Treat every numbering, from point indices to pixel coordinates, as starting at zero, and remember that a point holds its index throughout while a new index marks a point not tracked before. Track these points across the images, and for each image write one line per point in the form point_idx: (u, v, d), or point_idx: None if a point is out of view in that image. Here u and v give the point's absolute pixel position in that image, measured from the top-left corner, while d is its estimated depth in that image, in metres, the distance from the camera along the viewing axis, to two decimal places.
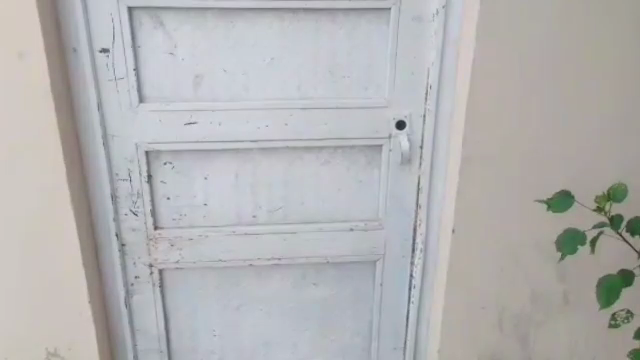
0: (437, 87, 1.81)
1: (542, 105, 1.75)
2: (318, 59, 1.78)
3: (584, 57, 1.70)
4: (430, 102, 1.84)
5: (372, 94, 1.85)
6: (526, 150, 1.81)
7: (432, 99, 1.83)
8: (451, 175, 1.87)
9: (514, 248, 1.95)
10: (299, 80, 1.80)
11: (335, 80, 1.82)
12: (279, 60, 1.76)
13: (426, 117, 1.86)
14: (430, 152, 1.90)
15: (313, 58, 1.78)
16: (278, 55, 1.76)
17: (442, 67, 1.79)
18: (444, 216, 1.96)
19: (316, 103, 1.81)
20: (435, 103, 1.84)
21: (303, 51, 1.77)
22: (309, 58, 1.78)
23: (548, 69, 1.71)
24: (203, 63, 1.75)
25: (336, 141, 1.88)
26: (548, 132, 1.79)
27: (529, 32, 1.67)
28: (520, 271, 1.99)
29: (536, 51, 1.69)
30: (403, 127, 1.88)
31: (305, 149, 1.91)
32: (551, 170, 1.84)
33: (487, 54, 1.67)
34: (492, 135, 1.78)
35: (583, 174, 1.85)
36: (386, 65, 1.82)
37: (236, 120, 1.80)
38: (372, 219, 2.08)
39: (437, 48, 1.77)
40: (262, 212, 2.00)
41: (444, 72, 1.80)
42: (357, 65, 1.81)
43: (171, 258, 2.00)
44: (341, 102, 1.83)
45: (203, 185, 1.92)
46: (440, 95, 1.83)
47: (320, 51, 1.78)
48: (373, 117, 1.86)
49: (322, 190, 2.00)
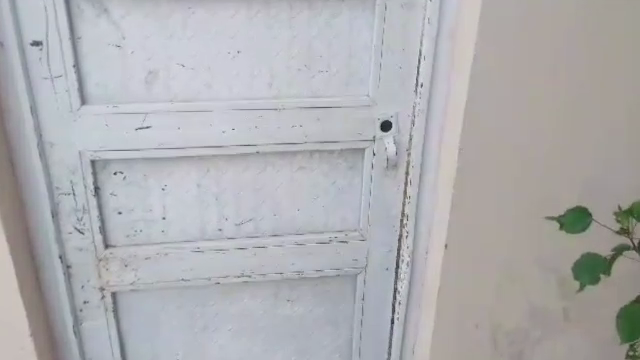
0: (429, 83, 1.58)
1: (550, 106, 1.52)
2: (293, 52, 1.52)
3: (601, 54, 1.47)
4: (421, 101, 1.60)
5: (354, 92, 1.61)
6: (530, 157, 1.58)
7: (423, 98, 1.59)
8: (444, 183, 1.65)
9: (511, 264, 1.75)
10: (270, 76, 1.54)
11: (311, 75, 1.56)
12: (246, 54, 1.50)
13: (417, 118, 1.63)
14: (419, 156, 1.68)
15: (286, 50, 1.52)
16: (245, 47, 1.50)
17: (435, 62, 1.55)
18: (435, 228, 1.75)
19: (290, 103, 1.56)
20: (427, 103, 1.60)
21: (275, 44, 1.51)
22: (281, 51, 1.52)
23: (561, 67, 1.48)
24: (156, 58, 1.47)
25: (313, 146, 1.63)
26: (556, 136, 1.56)
27: (540, 23, 1.42)
28: (518, 287, 1.80)
29: (548, 46, 1.45)
30: (389, 128, 1.65)
31: (278, 155, 1.66)
32: (559, 179, 1.62)
33: (491, 48, 1.43)
34: (493, 140, 1.55)
35: (593, 184, 1.63)
36: (371, 59, 1.57)
37: (196, 124, 1.53)
38: (352, 230, 1.86)
39: (430, 38, 1.53)
40: (228, 225, 1.75)
41: (437, 67, 1.56)
42: (338, 58, 1.56)
43: (126, 279, 1.75)
44: (318, 101, 1.58)
45: (160, 197, 1.65)
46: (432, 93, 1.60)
47: (295, 42, 1.52)
48: (356, 118, 1.62)
49: (298, 199, 1.76)
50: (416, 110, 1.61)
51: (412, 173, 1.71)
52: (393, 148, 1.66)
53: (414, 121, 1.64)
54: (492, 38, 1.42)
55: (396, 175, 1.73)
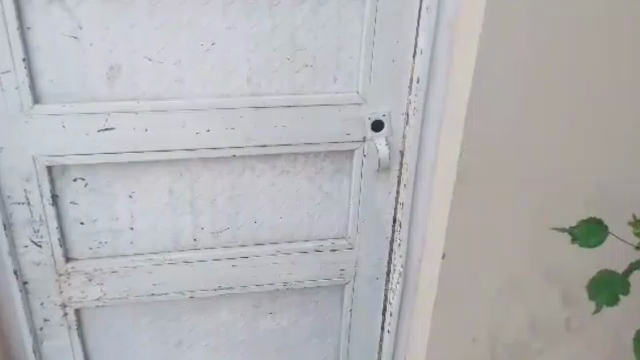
0: (426, 80, 1.42)
1: (566, 106, 1.33)
2: (274, 44, 1.36)
3: (626, 54, 1.28)
4: (417, 99, 1.45)
5: (343, 88, 1.45)
6: (541, 170, 1.41)
7: (420, 95, 1.44)
8: (442, 195, 1.48)
9: (515, 277, 1.58)
10: (249, 71, 1.37)
11: (295, 70, 1.40)
12: (221, 46, 1.33)
13: (412, 118, 1.48)
14: (413, 159, 1.53)
15: (267, 41, 1.35)
16: (220, 39, 1.33)
17: (432, 55, 1.39)
18: (430, 238, 1.60)
19: (271, 101, 1.40)
20: (424, 101, 1.45)
21: (255, 35, 1.34)
22: (261, 43, 1.35)
23: (579, 69, 1.29)
24: (119, 50, 1.29)
25: (297, 148, 1.48)
26: (571, 140, 1.37)
27: (556, 20, 1.24)
28: (524, 303, 1.63)
29: (565, 37, 1.25)
30: (381, 128, 1.50)
31: (258, 158, 1.51)
32: (574, 189, 1.43)
33: (498, 48, 1.25)
34: (499, 151, 1.37)
35: (613, 193, 1.44)
36: (362, 52, 1.41)
37: (166, 124, 1.37)
38: (339, 238, 1.72)
39: (428, 29, 1.37)
40: (204, 234, 1.59)
41: (433, 61, 1.40)
42: (325, 50, 1.40)
43: (90, 295, 1.58)
44: (303, 99, 1.42)
45: (128, 205, 1.48)
46: (428, 90, 1.43)
47: (277, 33, 1.35)
48: (345, 117, 1.46)
49: (281, 206, 1.61)
50: (411, 109, 1.46)
51: (406, 176, 1.57)
52: (385, 150, 1.51)
53: (408, 120, 1.49)
54: (500, 29, 1.23)
55: (388, 178, 1.59)
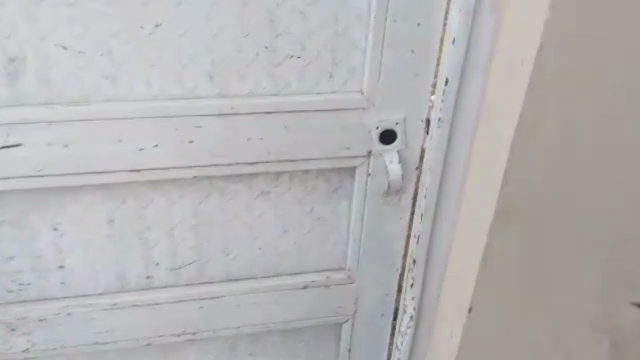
0: (457, 81, 1.02)
1: None
2: (245, 28, 0.96)
3: None
4: (443, 106, 1.05)
5: (342, 87, 1.06)
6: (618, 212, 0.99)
7: (448, 100, 1.04)
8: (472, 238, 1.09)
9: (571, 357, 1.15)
10: (210, 64, 0.98)
11: (275, 64, 1.01)
12: (169, 30, 0.93)
13: (437, 130, 1.08)
14: (431, 183, 1.14)
15: (236, 22, 0.95)
16: (167, 21, 0.93)
17: (468, 46, 0.99)
18: (450, 277, 1.23)
19: (241, 106, 1.02)
20: (453, 108, 1.05)
21: (216, 14, 0.94)
22: (226, 27, 0.95)
23: None
24: (22, 38, 0.90)
25: (279, 166, 1.10)
26: None
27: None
28: None
29: None
30: (392, 140, 1.12)
31: (227, 178, 1.13)
32: None
33: (568, 36, 0.84)
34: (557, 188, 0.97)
35: None
36: (370, 39, 1.00)
37: (95, 138, 0.98)
38: (334, 270, 1.36)
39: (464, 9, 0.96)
40: (161, 270, 1.23)
41: (469, 55, 1.00)
42: (317, 35, 1.00)
43: (14, 347, 1.22)
44: (287, 104, 1.03)
45: (54, 239, 1.12)
46: (460, 93, 1.03)
47: (249, 12, 0.95)
48: (344, 126, 1.08)
49: (260, 234, 1.24)
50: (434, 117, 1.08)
51: (424, 203, 1.18)
52: (398, 170, 1.14)
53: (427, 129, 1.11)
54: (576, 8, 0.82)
55: (398, 200, 1.22)
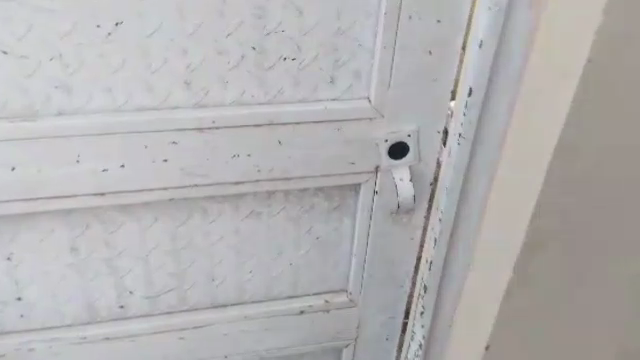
0: (483, 92, 0.84)
1: None
2: (225, 28, 0.79)
3: None
4: (465, 120, 0.87)
5: (345, 94, 0.89)
6: None
7: (471, 114, 0.86)
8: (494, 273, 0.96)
9: None
10: (187, 68, 0.81)
11: (264, 69, 0.83)
12: (132, 31, 0.76)
13: (456, 146, 0.90)
14: (447, 206, 0.97)
15: (215, 19, 0.78)
16: (129, 19, 0.75)
17: (499, 53, 0.80)
18: (466, 306, 1.08)
19: (224, 119, 0.85)
20: (476, 125, 0.86)
21: (190, 11, 0.76)
22: (203, 26, 0.78)
23: None
24: None
25: (271, 184, 0.94)
26: None
27: None
28: None
29: None
30: (404, 155, 0.96)
31: (210, 199, 0.96)
32: None
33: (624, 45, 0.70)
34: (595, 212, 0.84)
35: None
36: (381, 38, 0.83)
37: (47, 159, 0.82)
38: (335, 293, 1.19)
39: (496, 6, 0.77)
40: (136, 299, 1.07)
41: (500, 63, 0.81)
42: (317, 33, 0.82)
43: None
44: (281, 115, 0.87)
45: (8, 269, 0.97)
46: (486, 108, 0.85)
47: (231, 9, 0.77)
48: (347, 139, 0.91)
49: (250, 258, 1.08)
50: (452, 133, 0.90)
51: (439, 226, 1.01)
52: (410, 189, 0.98)
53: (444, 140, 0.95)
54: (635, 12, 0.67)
55: (408, 218, 1.07)
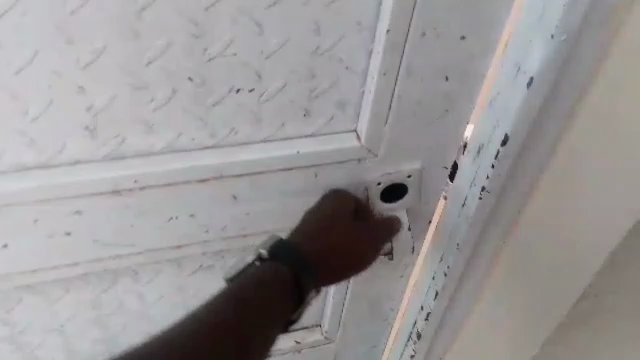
0: (524, 142, 0.58)
1: None
2: (142, 55, 0.51)
3: None
4: (492, 173, 0.61)
5: (325, 128, 0.63)
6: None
7: (503, 166, 0.60)
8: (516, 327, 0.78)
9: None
10: (89, 113, 0.54)
11: (207, 105, 0.57)
12: None
13: (476, 201, 0.64)
14: (456, 271, 0.71)
15: (125, 43, 0.50)
16: None
17: (555, 91, 0.54)
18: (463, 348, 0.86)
19: (149, 175, 0.59)
20: (508, 178, 0.61)
21: (81, 36, 0.48)
22: (103, 55, 0.50)
23: None
24: None
25: (223, 243, 0.69)
26: None
27: None
28: None
29: None
30: (400, 198, 0.69)
31: (140, 265, 0.70)
32: None
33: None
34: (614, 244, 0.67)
35: None
36: (378, 60, 0.56)
37: None
38: (309, 329, 0.90)
39: (564, 35, 0.50)
40: None
41: (553, 105, 0.55)
42: (283, 55, 0.55)
43: None
44: (233, 164, 0.61)
45: None
46: (527, 156, 0.59)
47: (148, 30, 0.49)
48: (326, 185, 0.66)
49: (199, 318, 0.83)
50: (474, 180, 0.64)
51: (441, 280, 0.73)
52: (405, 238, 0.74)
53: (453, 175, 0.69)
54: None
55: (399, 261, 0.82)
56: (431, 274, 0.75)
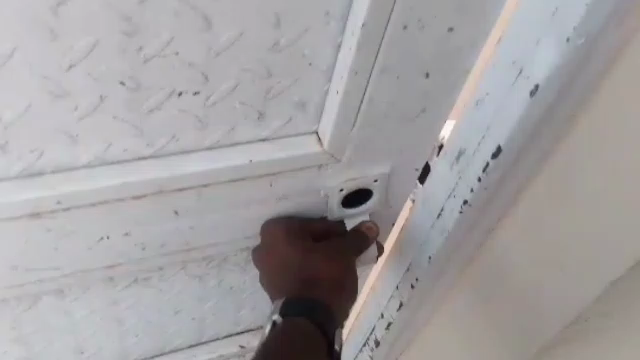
0: (515, 151, 0.53)
1: None
2: (64, 54, 0.41)
3: None
4: (478, 186, 0.56)
5: (282, 132, 0.54)
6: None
7: (489, 178, 0.55)
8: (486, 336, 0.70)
9: None
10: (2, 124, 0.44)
11: (144, 111, 0.47)
12: None
13: (456, 213, 0.59)
14: (427, 277, 0.67)
15: (44, 44, 0.40)
16: None
17: (550, 93, 0.48)
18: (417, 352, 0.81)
19: (74, 195, 0.49)
20: (493, 188, 0.57)
21: None
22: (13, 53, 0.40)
23: None
24: None
25: (163, 259, 0.60)
26: None
27: None
28: None
29: None
30: (362, 202, 0.62)
31: (66, 285, 0.61)
32: None
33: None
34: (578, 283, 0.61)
35: None
36: (348, 59, 0.48)
37: None
38: (251, 332, 0.83)
39: (581, 38, 0.44)
40: None
41: (548, 107, 0.50)
42: (236, 53, 0.46)
43: None
44: (176, 179, 0.52)
45: None
46: (514, 163, 0.55)
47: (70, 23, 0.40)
48: (282, 193, 0.58)
49: (137, 331, 0.74)
50: (455, 192, 0.58)
51: (407, 291, 0.69)
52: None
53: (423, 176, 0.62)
54: None
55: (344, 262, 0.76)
56: (395, 285, 0.70)
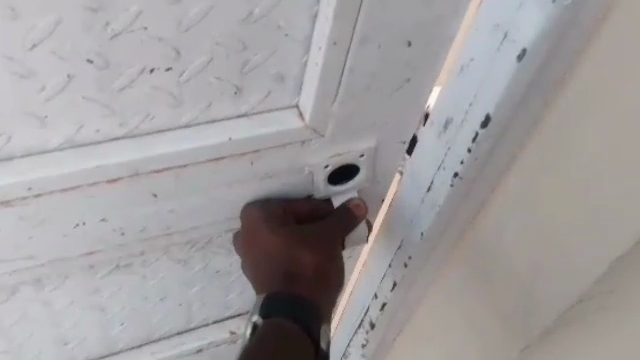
0: (505, 117, 0.51)
1: None
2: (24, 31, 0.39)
3: None
4: (468, 158, 0.55)
5: (261, 107, 0.51)
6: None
7: (480, 149, 0.54)
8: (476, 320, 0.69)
9: None
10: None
11: (114, 89, 0.45)
12: None
13: (446, 187, 0.58)
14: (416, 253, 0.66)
15: (3, 25, 0.38)
16: None
17: (537, 54, 0.47)
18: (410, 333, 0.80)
19: (46, 181, 0.47)
20: (483, 160, 0.56)
21: None
22: None
23: None
24: None
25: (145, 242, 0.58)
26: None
27: None
28: None
29: None
30: (347, 179, 0.60)
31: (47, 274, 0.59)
32: None
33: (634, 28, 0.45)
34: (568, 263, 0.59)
35: None
36: (326, 27, 0.46)
37: None
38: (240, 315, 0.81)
39: None
40: None
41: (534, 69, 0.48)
42: (210, 26, 0.44)
43: None
44: (153, 159, 0.50)
45: None
46: (503, 132, 0.54)
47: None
48: (265, 172, 0.56)
49: (125, 317, 0.72)
50: (444, 165, 0.57)
51: (400, 269, 0.68)
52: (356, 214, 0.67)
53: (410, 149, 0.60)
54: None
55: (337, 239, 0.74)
56: (388, 264, 0.69)
